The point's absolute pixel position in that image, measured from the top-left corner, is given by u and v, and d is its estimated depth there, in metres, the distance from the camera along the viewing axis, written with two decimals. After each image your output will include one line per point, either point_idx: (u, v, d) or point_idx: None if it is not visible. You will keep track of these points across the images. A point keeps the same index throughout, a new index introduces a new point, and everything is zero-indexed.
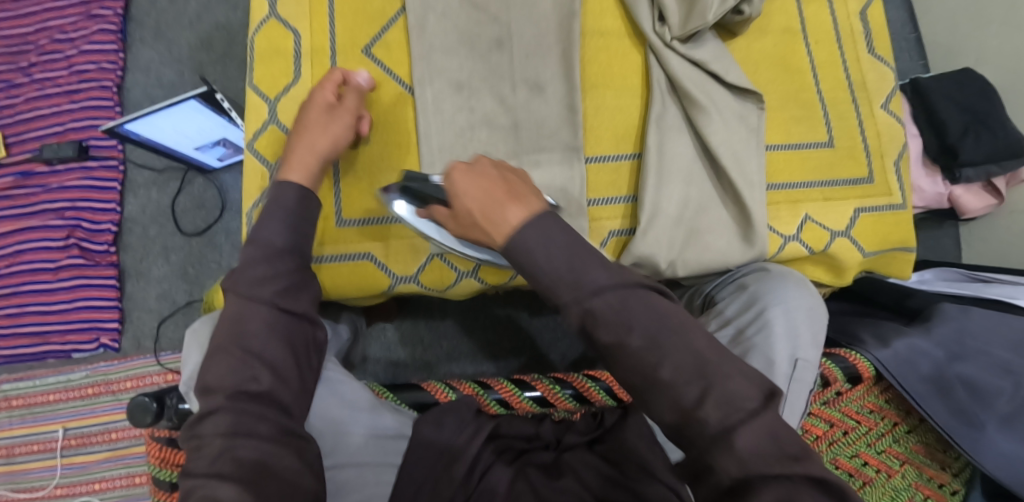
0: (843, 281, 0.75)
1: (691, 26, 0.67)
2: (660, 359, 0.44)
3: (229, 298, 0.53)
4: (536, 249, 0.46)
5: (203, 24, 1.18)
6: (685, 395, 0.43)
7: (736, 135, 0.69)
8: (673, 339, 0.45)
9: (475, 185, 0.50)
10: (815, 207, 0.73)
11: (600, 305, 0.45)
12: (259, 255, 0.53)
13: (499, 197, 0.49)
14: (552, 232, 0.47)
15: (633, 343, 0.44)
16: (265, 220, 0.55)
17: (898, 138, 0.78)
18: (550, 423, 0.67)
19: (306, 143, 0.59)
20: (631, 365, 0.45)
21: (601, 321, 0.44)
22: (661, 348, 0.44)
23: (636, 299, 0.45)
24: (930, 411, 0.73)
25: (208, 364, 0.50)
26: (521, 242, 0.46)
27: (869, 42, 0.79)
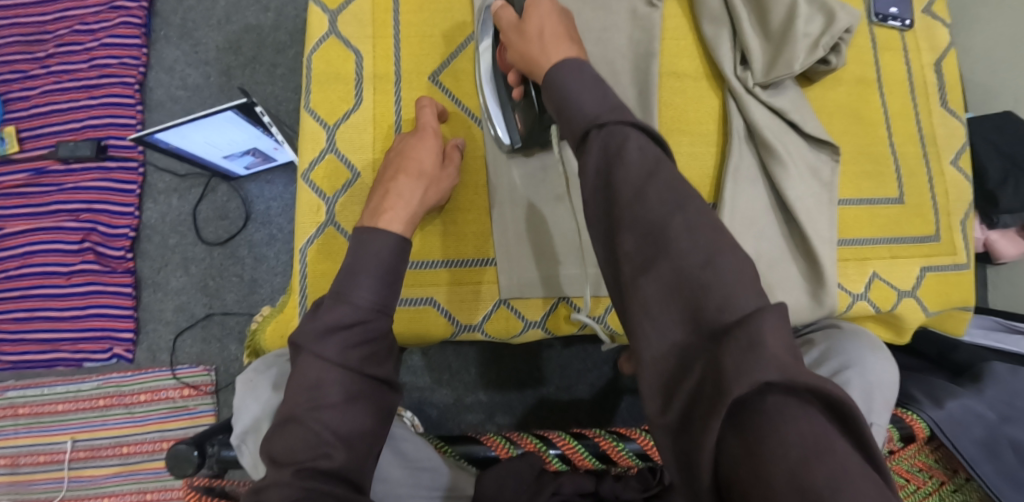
0: (902, 340, 0.73)
1: (774, 75, 0.65)
2: (675, 211, 0.41)
3: (303, 359, 0.49)
4: (568, 88, 0.49)
5: (232, 23, 1.13)
6: (687, 254, 0.39)
7: (811, 190, 0.67)
8: (689, 201, 0.41)
9: (551, 19, 0.56)
10: (882, 265, 0.71)
11: (632, 147, 0.43)
12: (341, 315, 0.50)
13: (561, 40, 0.55)
14: (578, 74, 0.50)
15: (652, 188, 0.42)
16: (355, 276, 0.51)
17: (966, 197, 0.76)
18: (609, 481, 0.62)
19: (407, 199, 0.57)
20: (642, 213, 0.41)
21: (627, 157, 0.43)
22: (677, 199, 0.41)
23: (661, 163, 0.43)
24: (980, 472, 0.71)
25: (279, 435, 0.48)
26: (562, 80, 0.50)
27: (941, 95, 0.77)
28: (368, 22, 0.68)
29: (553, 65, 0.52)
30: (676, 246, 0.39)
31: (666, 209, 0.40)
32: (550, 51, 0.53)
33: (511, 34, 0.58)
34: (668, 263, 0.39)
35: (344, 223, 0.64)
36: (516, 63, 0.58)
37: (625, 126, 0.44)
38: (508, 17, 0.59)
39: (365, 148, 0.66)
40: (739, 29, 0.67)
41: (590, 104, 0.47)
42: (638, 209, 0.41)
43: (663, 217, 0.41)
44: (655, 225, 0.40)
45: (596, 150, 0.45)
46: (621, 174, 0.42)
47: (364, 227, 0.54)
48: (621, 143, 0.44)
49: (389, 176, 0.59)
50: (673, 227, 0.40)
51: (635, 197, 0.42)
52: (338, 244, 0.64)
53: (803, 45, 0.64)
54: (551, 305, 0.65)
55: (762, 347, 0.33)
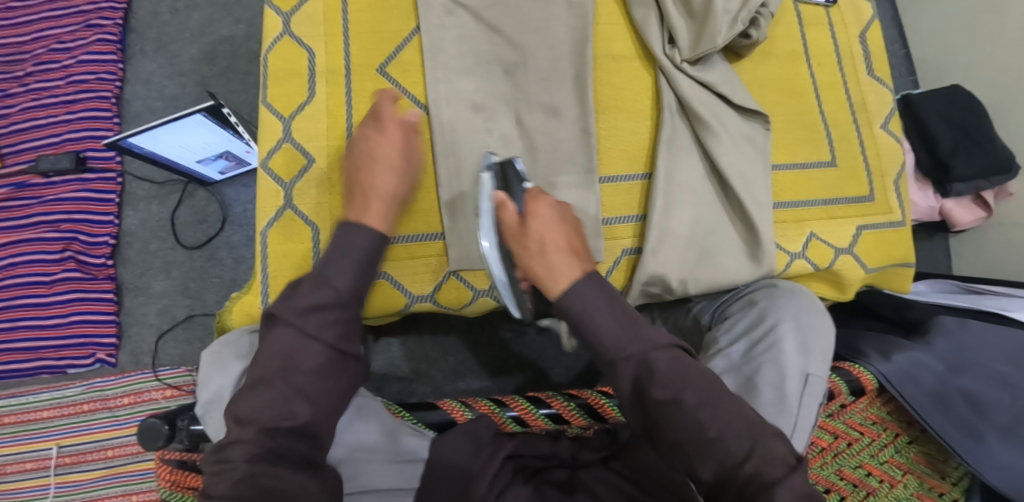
0: (846, 296, 0.77)
1: (701, 49, 0.70)
2: (709, 417, 0.54)
3: (278, 330, 0.56)
4: (594, 320, 0.58)
5: (205, 36, 1.17)
6: (729, 448, 0.53)
7: (745, 156, 0.71)
8: (714, 399, 0.55)
9: (551, 230, 0.61)
10: (819, 225, 0.75)
11: (660, 362, 0.56)
12: (322, 297, 0.57)
13: (567, 257, 0.60)
14: (596, 305, 0.59)
15: (688, 399, 0.55)
16: (340, 261, 0.58)
17: (898, 159, 0.80)
18: (566, 441, 0.68)
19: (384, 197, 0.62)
20: (683, 422, 0.55)
21: (659, 376, 0.56)
22: (710, 403, 0.55)
23: (689, 371, 0.56)
24: (931, 423, 0.74)
25: (248, 395, 0.54)
26: (576, 307, 0.59)
27: (869, 65, 0.82)
28: (320, 21, 0.72)
29: (562, 294, 0.59)
30: (717, 441, 0.54)
31: (703, 415, 0.54)
32: (556, 274, 0.60)
33: (513, 238, 0.62)
34: (715, 455, 0.53)
35: (302, 207, 0.68)
36: (523, 269, 0.62)
37: (648, 355, 0.57)
38: (508, 216, 0.61)
39: (319, 136, 0.70)
40: (666, 13, 0.73)
41: (607, 334, 0.58)
42: (679, 418, 0.55)
43: (699, 423, 0.54)
44: (698, 432, 0.54)
45: (628, 378, 0.57)
46: (655, 391, 0.55)
47: (349, 222, 0.60)
48: (648, 369, 0.56)
49: (359, 167, 0.63)
50: (712, 429, 0.54)
51: (674, 411, 0.55)
52: (296, 225, 0.67)
53: (723, 21, 0.70)
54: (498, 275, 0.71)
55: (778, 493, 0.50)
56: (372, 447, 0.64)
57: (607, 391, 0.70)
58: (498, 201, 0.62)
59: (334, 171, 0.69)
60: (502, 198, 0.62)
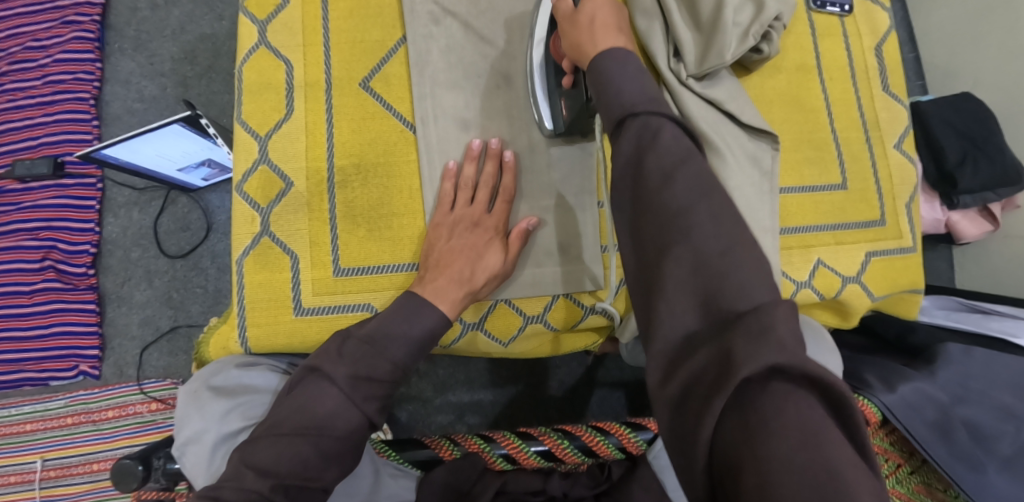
0: (849, 323, 0.74)
1: (707, 65, 0.66)
2: (701, 202, 0.41)
3: (319, 386, 0.53)
4: (613, 79, 0.50)
5: (186, 34, 1.12)
6: (708, 241, 0.40)
7: (749, 178, 0.67)
8: (712, 193, 0.42)
9: (607, 7, 0.56)
10: (826, 251, 0.71)
11: (666, 139, 0.45)
12: (375, 368, 0.54)
13: (615, 35, 0.54)
14: (628, 68, 0.50)
15: (678, 189, 0.42)
16: (394, 331, 0.56)
17: (911, 180, 0.76)
18: (558, 477, 0.65)
19: (462, 280, 0.61)
20: (666, 202, 0.42)
21: (660, 146, 0.45)
22: (705, 190, 0.42)
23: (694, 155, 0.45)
24: (932, 454, 0.70)
25: (265, 444, 0.50)
26: (606, 68, 0.51)
27: (883, 79, 0.78)
28: (298, 30, 0.68)
29: (599, 53, 0.52)
30: (696, 231, 0.41)
31: (688, 199, 0.42)
32: (597, 39, 0.53)
33: (563, 22, 0.58)
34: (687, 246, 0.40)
35: (280, 233, 0.64)
36: (567, 52, 0.59)
37: (660, 122, 0.46)
38: (563, 3, 0.58)
39: (298, 156, 0.66)
40: (670, 23, 0.69)
41: (630, 93, 0.49)
42: (662, 198, 0.42)
43: (686, 205, 0.42)
44: (684, 221, 0.41)
45: (630, 139, 0.46)
46: (652, 160, 0.44)
47: (419, 297, 0.59)
48: (655, 133, 0.46)
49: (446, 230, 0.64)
50: (696, 216, 0.41)
51: (665, 180, 0.43)
52: (273, 253, 0.64)
53: (733, 35, 0.65)
54: (488, 307, 0.68)
55: (773, 339, 0.34)
56: (359, 488, 0.60)
57: (604, 426, 0.67)
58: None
59: (313, 196, 0.65)
60: None
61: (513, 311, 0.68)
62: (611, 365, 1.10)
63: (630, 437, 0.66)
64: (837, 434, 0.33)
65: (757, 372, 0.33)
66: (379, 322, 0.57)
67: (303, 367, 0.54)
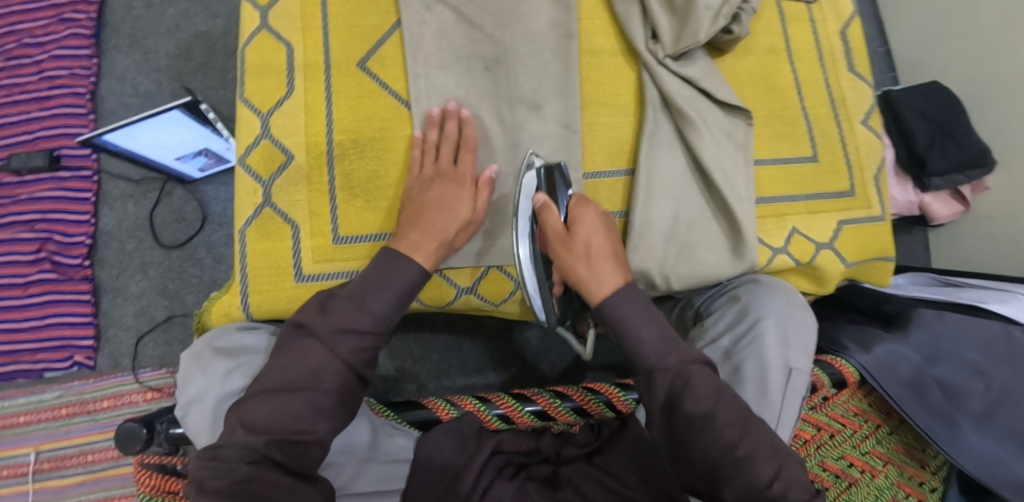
0: (826, 290, 0.77)
1: (683, 45, 0.70)
2: (741, 434, 0.53)
3: (307, 343, 0.55)
4: (625, 317, 0.58)
5: (181, 30, 1.15)
6: (756, 469, 0.51)
7: (726, 151, 0.71)
8: (744, 422, 0.54)
9: (599, 233, 0.62)
10: (800, 220, 0.75)
11: (698, 383, 0.55)
12: (357, 321, 0.56)
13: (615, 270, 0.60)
14: (639, 312, 0.58)
15: (722, 427, 0.53)
16: (377, 288, 0.58)
17: (878, 153, 0.81)
18: (550, 437, 0.69)
19: (435, 233, 0.63)
20: (714, 439, 0.53)
21: (693, 390, 0.54)
22: (740, 423, 0.53)
23: (719, 387, 0.55)
24: (910, 412, 0.75)
25: (256, 403, 0.53)
26: (615, 310, 0.58)
27: (849, 60, 0.83)
28: (297, 15, 0.72)
29: (604, 297, 0.59)
30: (748, 465, 0.52)
31: (733, 434, 0.53)
32: (599, 277, 0.59)
33: (557, 242, 0.62)
34: (740, 480, 0.51)
35: (281, 204, 0.67)
36: (559, 270, 0.63)
37: (687, 368, 0.56)
38: (552, 221, 0.62)
39: (298, 132, 0.69)
40: (649, 8, 0.73)
41: (648, 342, 0.57)
42: (707, 436, 0.53)
43: (733, 440, 0.53)
44: (727, 449, 0.52)
45: (662, 387, 0.56)
46: (687, 405, 0.54)
47: (395, 252, 0.61)
48: (686, 381, 0.55)
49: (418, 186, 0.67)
50: (743, 449, 0.52)
51: (705, 427, 0.53)
52: (274, 223, 0.67)
53: (706, 16, 0.70)
54: (481, 272, 0.71)
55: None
56: (359, 447, 0.64)
57: (595, 386, 0.70)
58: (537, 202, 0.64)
59: (313, 168, 0.68)
60: (545, 203, 0.63)
61: (504, 277, 0.71)
62: (601, 347, 1.12)
63: (620, 396, 0.69)
64: None
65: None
66: (361, 282, 0.59)
67: (293, 322, 0.57)
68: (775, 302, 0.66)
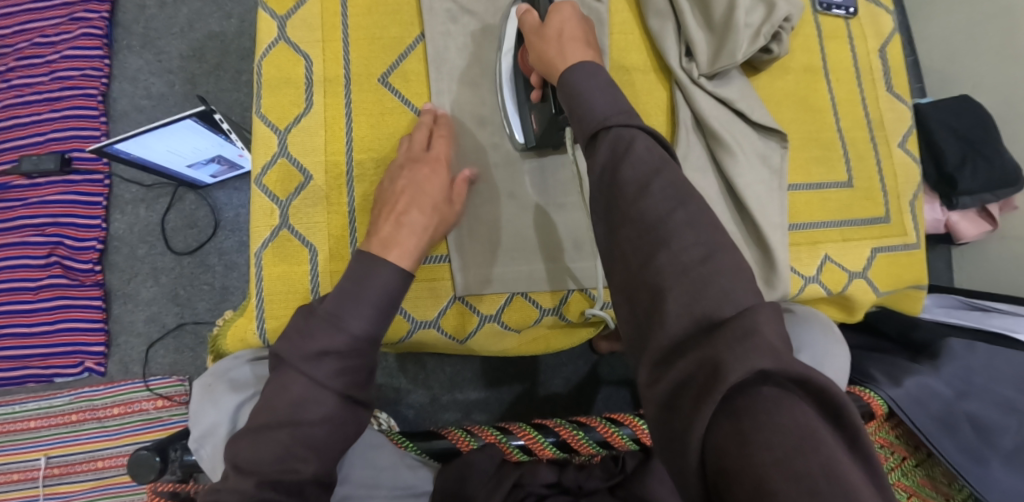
0: (854, 319, 0.76)
1: (719, 65, 0.68)
2: (678, 209, 0.42)
3: (286, 373, 0.51)
4: (581, 88, 0.51)
5: (194, 31, 1.13)
6: (687, 251, 0.40)
7: (760, 176, 0.69)
8: (690, 201, 0.43)
9: (569, 24, 0.58)
10: (834, 248, 0.73)
11: (639, 154, 0.45)
12: (334, 342, 0.51)
13: (581, 48, 0.56)
14: (595, 80, 0.51)
15: (654, 200, 0.43)
16: (353, 301, 0.53)
17: (914, 180, 0.78)
18: (573, 469, 0.66)
19: (412, 225, 0.60)
20: (642, 214, 0.42)
21: (634, 156, 0.45)
22: (680, 198, 0.43)
23: (666, 163, 0.45)
24: (940, 448, 0.72)
25: (248, 442, 0.50)
26: (575, 77, 0.52)
27: (887, 80, 0.80)
28: (316, 26, 0.69)
29: (568, 66, 0.54)
30: (676, 240, 0.41)
31: (665, 212, 0.42)
32: (566, 54, 0.55)
33: (532, 35, 0.60)
34: (673, 270, 0.39)
35: (298, 226, 0.65)
36: (535, 66, 0.61)
37: (634, 133, 0.46)
38: (530, 20, 0.61)
39: (317, 150, 0.67)
40: (683, 23, 0.70)
41: (601, 106, 0.49)
42: (642, 212, 0.42)
43: (663, 214, 0.42)
44: (659, 221, 0.42)
45: (605, 150, 0.47)
46: (626, 170, 0.44)
47: (368, 255, 0.56)
48: (630, 145, 0.46)
49: (391, 179, 0.63)
50: (674, 221, 0.42)
51: (640, 193, 0.43)
52: (291, 246, 0.65)
53: (744, 35, 0.67)
54: (505, 300, 0.69)
55: (756, 344, 0.34)
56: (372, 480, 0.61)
57: (618, 418, 0.70)
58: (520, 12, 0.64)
59: (332, 189, 0.66)
60: (524, 12, 0.63)
61: (529, 304, 0.69)
62: (615, 363, 1.11)
63: (642, 427, 0.69)
64: (837, 442, 0.32)
65: (745, 375, 0.33)
66: (336, 294, 0.54)
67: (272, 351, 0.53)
68: (803, 331, 0.65)
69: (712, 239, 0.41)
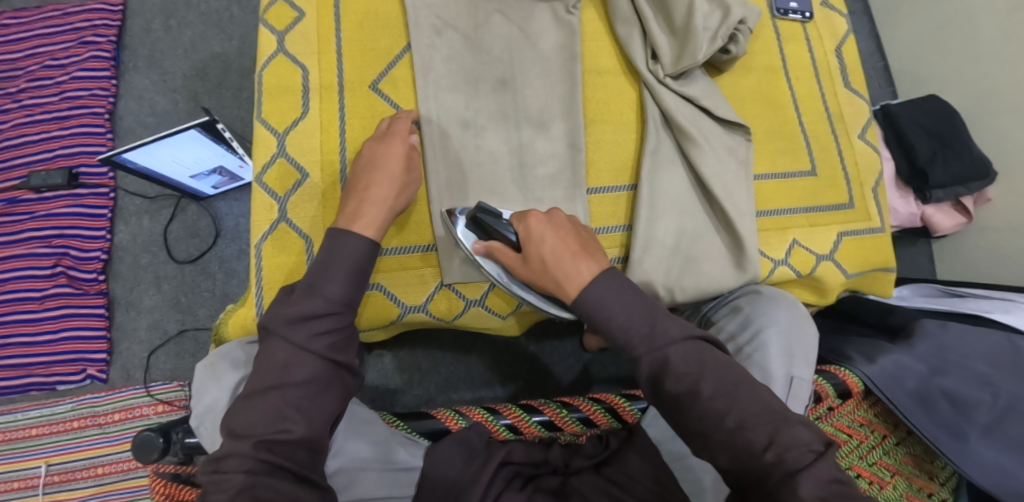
0: (827, 300, 0.79)
1: (682, 64, 0.73)
2: (729, 406, 0.53)
3: (273, 341, 0.56)
4: (603, 310, 0.56)
5: (197, 52, 1.19)
6: (749, 438, 0.52)
7: (728, 167, 0.73)
8: (735, 390, 0.53)
9: (552, 236, 0.60)
10: (801, 232, 0.77)
11: (676, 355, 0.55)
12: (313, 307, 0.57)
13: (577, 265, 0.58)
14: (613, 298, 0.57)
15: (705, 392, 0.53)
16: (328, 271, 0.58)
17: (875, 167, 0.83)
18: (558, 449, 0.69)
19: (374, 199, 0.64)
20: (704, 413, 0.53)
21: (675, 369, 0.54)
22: (728, 394, 0.53)
23: (705, 355, 0.55)
24: (915, 422, 0.76)
25: (243, 409, 0.54)
26: (593, 304, 0.57)
27: (845, 78, 0.85)
28: (313, 39, 0.75)
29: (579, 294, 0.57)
30: (744, 429, 0.52)
31: (720, 406, 0.53)
32: (570, 276, 0.58)
33: (523, 270, 0.61)
34: (737, 446, 0.52)
35: (296, 220, 0.69)
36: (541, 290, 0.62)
37: (662, 342, 0.55)
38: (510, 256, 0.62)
39: (313, 151, 0.71)
40: (648, 29, 0.76)
41: (622, 319, 0.56)
42: (700, 409, 0.53)
43: (721, 411, 0.53)
44: (719, 420, 0.53)
45: (647, 368, 0.56)
46: (670, 384, 0.54)
47: (339, 231, 0.61)
48: (664, 359, 0.55)
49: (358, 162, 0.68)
50: (733, 419, 0.52)
51: (693, 401, 0.53)
52: (289, 238, 0.69)
53: (704, 38, 0.72)
54: (488, 286, 0.73)
55: (805, 492, 0.48)
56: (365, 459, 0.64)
57: (600, 397, 0.72)
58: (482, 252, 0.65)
59: (327, 186, 0.71)
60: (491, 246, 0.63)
61: (512, 290, 0.73)
62: (606, 360, 1.14)
63: (625, 406, 0.71)
64: None
65: None
66: (313, 268, 0.59)
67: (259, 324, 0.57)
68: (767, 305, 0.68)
69: (766, 415, 0.52)
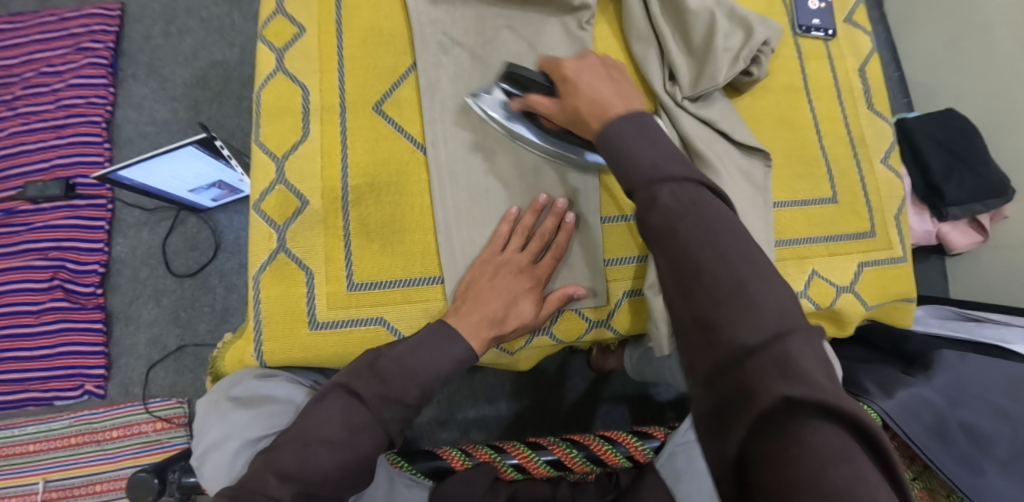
0: (844, 333, 0.77)
1: (701, 87, 0.70)
2: (708, 248, 0.44)
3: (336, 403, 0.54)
4: (623, 137, 0.51)
5: (198, 60, 1.16)
6: (715, 286, 0.42)
7: (744, 192, 0.70)
8: (721, 236, 0.44)
9: (588, 71, 0.58)
10: (820, 263, 0.74)
11: (664, 193, 0.47)
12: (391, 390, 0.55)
13: (607, 90, 0.56)
14: (634, 127, 0.52)
15: (683, 230, 0.45)
16: (422, 356, 0.57)
17: (898, 194, 0.80)
18: (566, 486, 0.67)
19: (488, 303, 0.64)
20: (681, 254, 0.44)
21: (661, 205, 0.46)
22: (710, 236, 0.44)
23: (702, 196, 0.46)
24: (936, 460, 0.72)
25: None
26: (614, 134, 0.52)
27: (868, 98, 0.82)
28: (315, 57, 0.72)
29: (607, 120, 0.53)
30: (708, 277, 0.43)
31: (701, 252, 0.44)
32: (602, 103, 0.54)
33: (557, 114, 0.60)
34: (699, 294, 0.43)
35: (296, 249, 0.67)
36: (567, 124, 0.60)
37: (657, 180, 0.48)
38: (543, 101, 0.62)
39: (314, 175, 0.69)
40: (666, 49, 0.73)
41: (643, 155, 0.50)
42: (674, 248, 0.45)
43: (700, 263, 0.43)
44: (693, 262, 0.44)
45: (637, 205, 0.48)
46: (652, 219, 0.47)
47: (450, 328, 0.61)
48: (652, 197, 0.47)
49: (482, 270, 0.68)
50: (709, 273, 0.43)
51: (666, 239, 0.45)
52: (288, 269, 0.66)
53: (724, 59, 0.70)
54: None
55: (799, 371, 0.37)
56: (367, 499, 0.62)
57: (611, 436, 0.71)
58: (518, 106, 0.65)
59: (328, 212, 0.68)
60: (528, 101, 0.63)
61: None
62: (613, 380, 1.11)
63: (637, 445, 0.69)
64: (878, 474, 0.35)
65: (779, 404, 0.36)
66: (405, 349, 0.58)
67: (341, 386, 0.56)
68: None
69: (740, 276, 0.42)
